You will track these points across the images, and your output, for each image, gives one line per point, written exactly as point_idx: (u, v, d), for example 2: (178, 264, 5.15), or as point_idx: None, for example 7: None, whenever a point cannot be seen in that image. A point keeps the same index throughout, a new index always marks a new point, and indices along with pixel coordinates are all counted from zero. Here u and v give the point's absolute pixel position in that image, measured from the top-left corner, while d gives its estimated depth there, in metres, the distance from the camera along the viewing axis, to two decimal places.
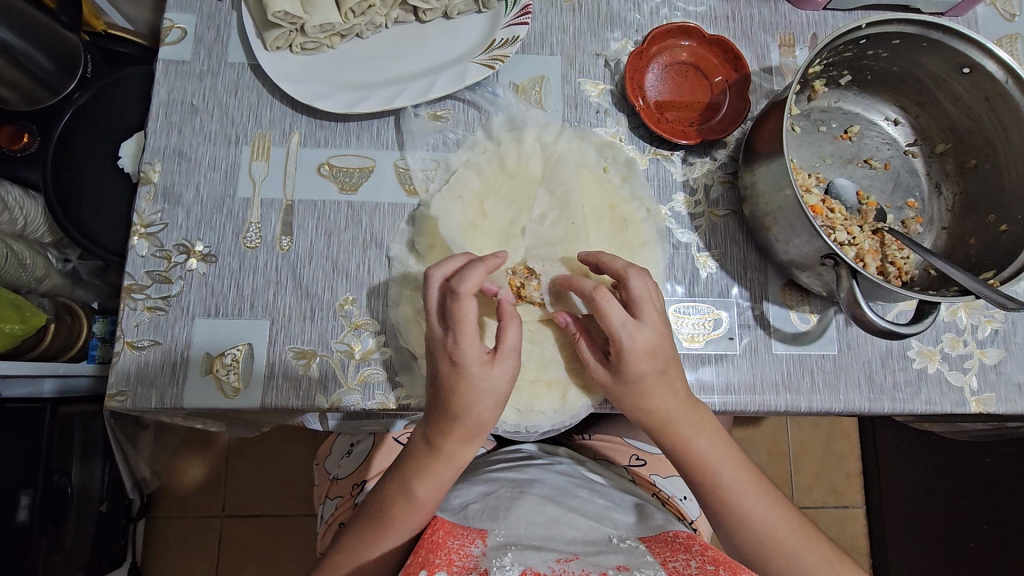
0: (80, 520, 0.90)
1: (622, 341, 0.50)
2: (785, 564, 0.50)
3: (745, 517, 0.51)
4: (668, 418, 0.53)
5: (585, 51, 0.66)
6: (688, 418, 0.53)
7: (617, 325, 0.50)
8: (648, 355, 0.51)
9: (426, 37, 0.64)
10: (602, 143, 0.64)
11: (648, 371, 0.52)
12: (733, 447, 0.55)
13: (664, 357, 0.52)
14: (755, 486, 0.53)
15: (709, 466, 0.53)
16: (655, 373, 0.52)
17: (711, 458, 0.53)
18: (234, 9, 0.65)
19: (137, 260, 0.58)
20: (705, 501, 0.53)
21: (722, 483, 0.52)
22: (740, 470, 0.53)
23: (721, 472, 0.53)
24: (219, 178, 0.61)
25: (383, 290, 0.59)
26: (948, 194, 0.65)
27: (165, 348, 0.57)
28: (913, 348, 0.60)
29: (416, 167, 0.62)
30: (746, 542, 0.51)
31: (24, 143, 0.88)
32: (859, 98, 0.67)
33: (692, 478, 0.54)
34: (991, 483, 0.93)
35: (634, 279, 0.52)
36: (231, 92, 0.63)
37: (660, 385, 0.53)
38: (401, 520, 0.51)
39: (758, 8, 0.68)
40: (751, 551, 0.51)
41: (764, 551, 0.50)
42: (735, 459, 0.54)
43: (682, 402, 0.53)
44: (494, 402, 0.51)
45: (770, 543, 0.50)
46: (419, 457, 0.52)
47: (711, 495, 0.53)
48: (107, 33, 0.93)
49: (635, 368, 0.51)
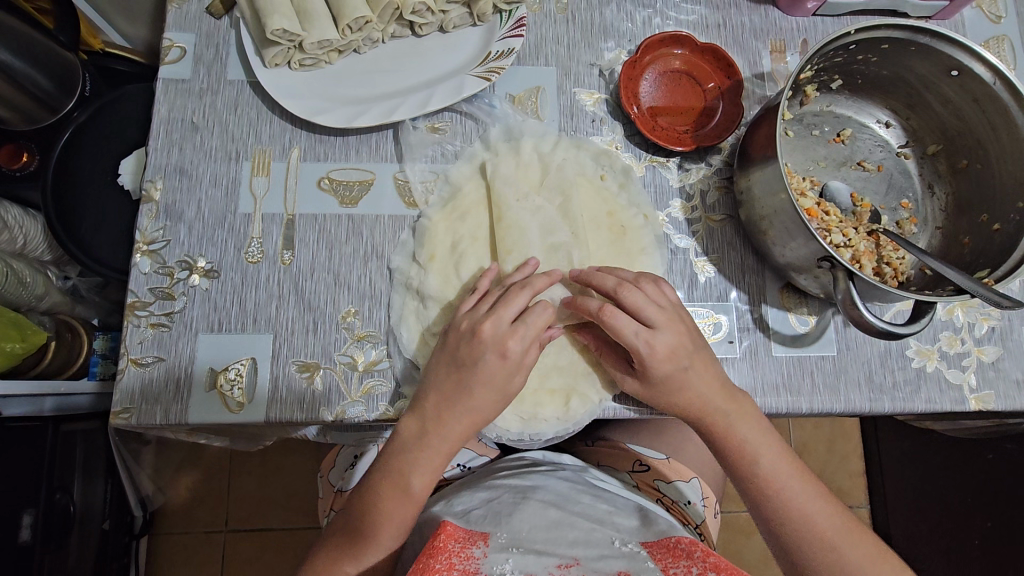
0: (83, 539, 0.89)
1: (640, 350, 0.52)
2: (829, 552, 0.50)
3: (783, 508, 0.52)
4: (705, 408, 0.53)
5: (580, 62, 0.67)
6: (728, 406, 0.54)
7: (631, 335, 0.52)
8: (670, 356, 0.52)
9: (423, 51, 0.65)
10: (600, 151, 0.65)
11: (671, 371, 0.52)
12: (776, 437, 0.55)
13: (686, 354, 0.53)
14: (797, 476, 0.53)
15: (752, 456, 0.53)
16: (679, 371, 0.53)
17: (753, 448, 0.53)
18: (233, 27, 0.66)
19: (140, 277, 0.59)
20: (748, 491, 0.54)
21: (762, 473, 0.53)
22: (781, 459, 0.54)
23: (760, 461, 0.53)
24: (220, 195, 0.61)
25: (386, 301, 0.60)
26: (941, 194, 0.65)
27: (169, 364, 0.57)
28: (912, 348, 0.61)
29: (415, 179, 0.63)
30: (790, 535, 0.52)
31: (25, 162, 0.89)
32: (851, 101, 0.68)
33: (733, 466, 0.55)
34: (995, 481, 0.93)
35: (646, 288, 0.54)
36: (231, 109, 0.64)
37: (699, 373, 0.53)
38: (392, 507, 0.52)
39: (749, 16, 0.69)
40: (793, 542, 0.52)
41: (806, 539, 0.51)
42: (776, 446, 0.54)
43: (718, 391, 0.54)
44: (495, 386, 0.52)
45: (813, 533, 0.51)
46: (404, 455, 0.53)
47: (755, 483, 0.53)
48: (105, 51, 0.96)
49: (659, 370, 0.52)
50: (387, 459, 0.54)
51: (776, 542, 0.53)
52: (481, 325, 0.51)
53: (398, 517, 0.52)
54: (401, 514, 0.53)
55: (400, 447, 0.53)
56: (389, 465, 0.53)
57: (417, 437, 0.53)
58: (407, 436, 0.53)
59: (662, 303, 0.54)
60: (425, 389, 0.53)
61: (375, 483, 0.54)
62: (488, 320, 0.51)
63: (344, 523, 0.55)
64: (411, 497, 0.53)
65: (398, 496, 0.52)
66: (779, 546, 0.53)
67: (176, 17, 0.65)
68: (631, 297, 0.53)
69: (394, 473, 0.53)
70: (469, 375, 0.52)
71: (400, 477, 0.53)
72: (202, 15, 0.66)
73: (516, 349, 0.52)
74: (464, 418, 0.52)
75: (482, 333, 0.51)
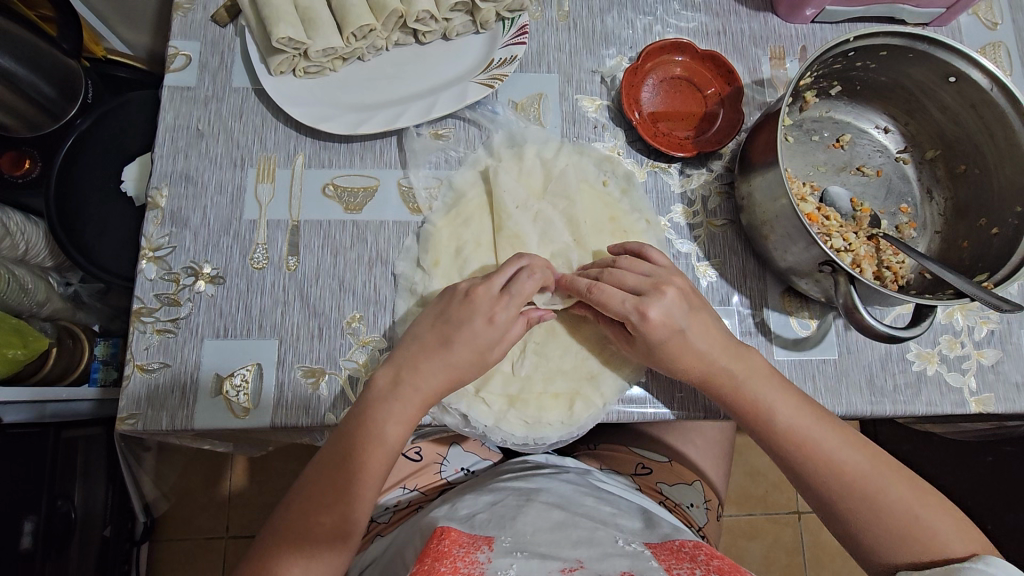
0: (83, 545, 0.89)
1: (632, 319, 0.53)
2: (868, 490, 0.51)
3: (807, 455, 0.53)
4: (710, 371, 0.55)
5: (582, 69, 0.68)
6: (734, 366, 0.55)
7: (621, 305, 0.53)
8: (665, 324, 0.53)
9: (427, 58, 0.66)
10: (601, 157, 0.65)
11: (668, 337, 0.53)
12: (789, 389, 0.55)
13: (681, 317, 0.54)
14: (818, 422, 0.54)
15: (765, 408, 0.54)
16: (675, 335, 0.54)
17: (767, 400, 0.54)
18: (238, 36, 0.66)
19: (146, 283, 0.59)
20: (771, 444, 0.55)
21: (782, 424, 0.54)
22: (799, 407, 0.54)
23: (778, 415, 0.54)
24: (225, 202, 0.62)
25: (390, 306, 0.60)
26: (940, 199, 0.66)
27: (174, 369, 0.57)
28: (913, 351, 0.62)
29: (418, 185, 0.63)
30: (821, 484, 0.53)
31: (26, 169, 0.87)
32: (850, 107, 0.68)
33: (748, 421, 0.55)
34: (993, 483, 0.94)
35: (622, 264, 0.57)
36: (236, 115, 0.64)
37: (707, 333, 0.55)
38: (373, 460, 0.52)
39: (749, 23, 0.70)
40: (826, 489, 0.53)
41: (841, 485, 0.52)
42: (788, 394, 0.55)
43: (718, 350, 0.55)
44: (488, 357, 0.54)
45: (843, 473, 0.52)
46: (381, 409, 0.53)
47: (777, 438, 0.54)
48: (107, 58, 0.97)
49: (656, 336, 0.53)
50: (358, 418, 0.53)
51: (806, 489, 0.55)
52: (475, 288, 0.54)
53: (380, 466, 0.53)
54: (377, 469, 0.53)
55: (373, 403, 0.53)
56: (362, 421, 0.53)
57: (391, 390, 0.53)
58: (382, 391, 0.53)
59: (643, 272, 0.56)
60: (409, 350, 0.54)
61: (344, 445, 0.53)
62: (481, 285, 0.54)
63: (303, 494, 0.53)
64: (390, 449, 0.53)
65: (375, 448, 0.52)
66: (811, 492, 0.54)
67: (181, 25, 0.66)
68: (615, 275, 0.56)
69: (366, 431, 0.52)
70: (453, 333, 0.53)
71: (377, 428, 0.52)
72: (206, 24, 0.66)
73: (502, 318, 0.53)
74: (441, 373, 0.53)
75: (474, 294, 0.54)
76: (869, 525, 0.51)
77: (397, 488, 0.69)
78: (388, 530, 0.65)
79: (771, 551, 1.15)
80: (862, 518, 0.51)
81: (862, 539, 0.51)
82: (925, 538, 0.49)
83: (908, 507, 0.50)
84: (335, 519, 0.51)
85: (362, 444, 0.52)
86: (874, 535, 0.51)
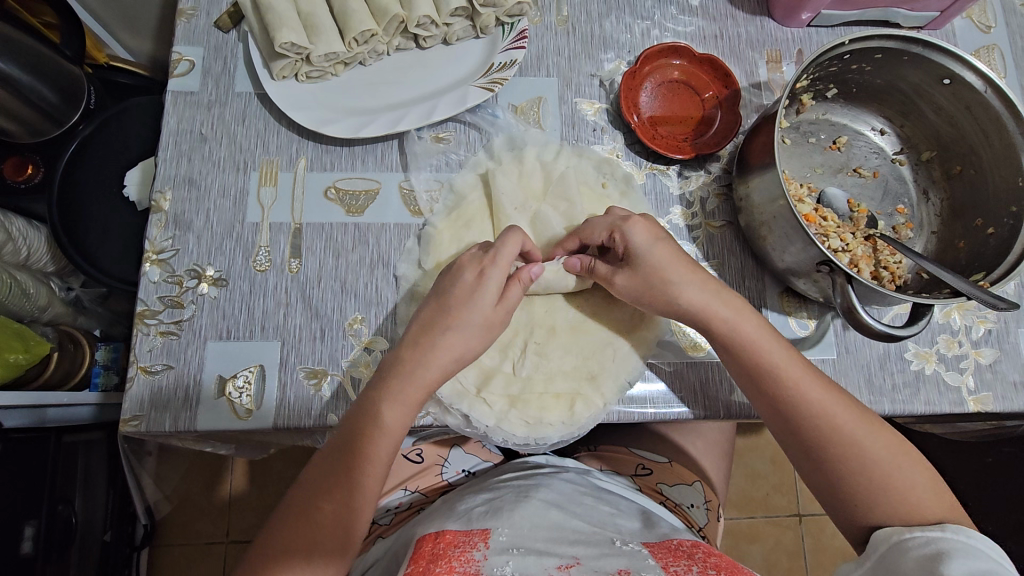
0: (83, 551, 0.89)
1: (618, 225, 0.57)
2: (850, 437, 0.51)
3: (799, 398, 0.52)
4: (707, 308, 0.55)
5: (581, 73, 0.69)
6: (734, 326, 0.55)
7: (613, 223, 0.57)
8: (648, 226, 0.56)
9: (427, 62, 0.67)
10: (601, 160, 0.66)
11: (654, 243, 0.56)
12: (782, 338, 0.56)
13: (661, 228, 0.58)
14: (809, 372, 0.54)
15: (761, 348, 0.54)
16: (660, 241, 0.56)
17: (761, 340, 0.54)
18: (241, 42, 0.67)
19: (149, 286, 0.59)
20: (760, 386, 0.54)
21: (783, 380, 0.53)
22: (790, 353, 0.54)
23: (773, 357, 0.54)
24: (228, 205, 0.62)
25: (390, 307, 0.60)
26: (936, 200, 0.67)
27: (177, 371, 0.57)
28: (911, 351, 0.62)
29: (420, 188, 0.64)
30: (807, 431, 0.53)
31: (29, 174, 0.89)
32: (846, 109, 0.69)
33: (742, 360, 0.54)
34: (993, 485, 0.94)
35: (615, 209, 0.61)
36: (239, 120, 0.65)
37: (711, 298, 0.55)
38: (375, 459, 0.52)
39: (745, 27, 0.71)
40: (812, 432, 0.52)
41: (828, 431, 0.52)
42: (782, 346, 0.55)
43: (709, 289, 0.56)
44: (486, 340, 0.55)
45: (835, 421, 0.52)
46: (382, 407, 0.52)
47: (770, 375, 0.53)
48: (110, 65, 0.99)
49: (643, 239, 0.55)
50: (360, 418, 0.53)
51: (789, 436, 0.54)
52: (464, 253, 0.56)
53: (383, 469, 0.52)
54: (381, 470, 0.52)
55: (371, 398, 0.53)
56: (362, 420, 0.53)
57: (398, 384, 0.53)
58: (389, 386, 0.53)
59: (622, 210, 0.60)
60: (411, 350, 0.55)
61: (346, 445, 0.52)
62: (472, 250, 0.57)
63: (304, 494, 0.52)
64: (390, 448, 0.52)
65: (376, 446, 0.52)
66: (795, 439, 0.54)
67: (183, 31, 0.67)
68: (586, 226, 0.59)
69: (369, 428, 0.52)
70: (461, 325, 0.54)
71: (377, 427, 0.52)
72: (210, 29, 0.67)
73: (492, 275, 0.54)
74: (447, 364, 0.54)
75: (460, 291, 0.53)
76: (851, 474, 0.51)
77: (398, 490, 0.69)
78: (389, 532, 0.65)
79: (773, 554, 1.15)
80: (851, 476, 0.51)
81: (840, 487, 0.52)
82: (906, 494, 0.50)
83: (891, 461, 0.51)
84: (334, 520, 0.50)
85: (368, 443, 0.52)
86: (855, 484, 0.51)
